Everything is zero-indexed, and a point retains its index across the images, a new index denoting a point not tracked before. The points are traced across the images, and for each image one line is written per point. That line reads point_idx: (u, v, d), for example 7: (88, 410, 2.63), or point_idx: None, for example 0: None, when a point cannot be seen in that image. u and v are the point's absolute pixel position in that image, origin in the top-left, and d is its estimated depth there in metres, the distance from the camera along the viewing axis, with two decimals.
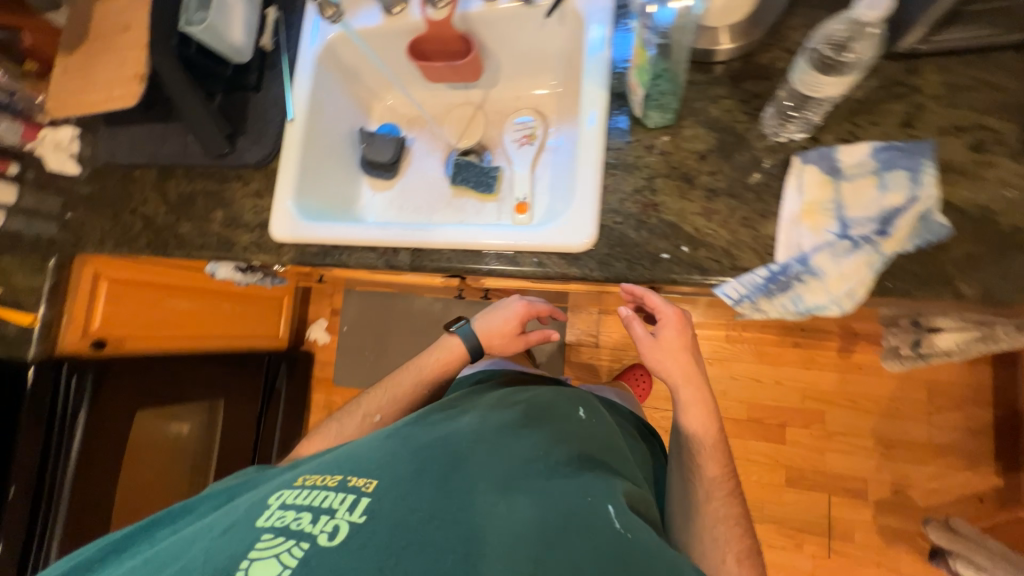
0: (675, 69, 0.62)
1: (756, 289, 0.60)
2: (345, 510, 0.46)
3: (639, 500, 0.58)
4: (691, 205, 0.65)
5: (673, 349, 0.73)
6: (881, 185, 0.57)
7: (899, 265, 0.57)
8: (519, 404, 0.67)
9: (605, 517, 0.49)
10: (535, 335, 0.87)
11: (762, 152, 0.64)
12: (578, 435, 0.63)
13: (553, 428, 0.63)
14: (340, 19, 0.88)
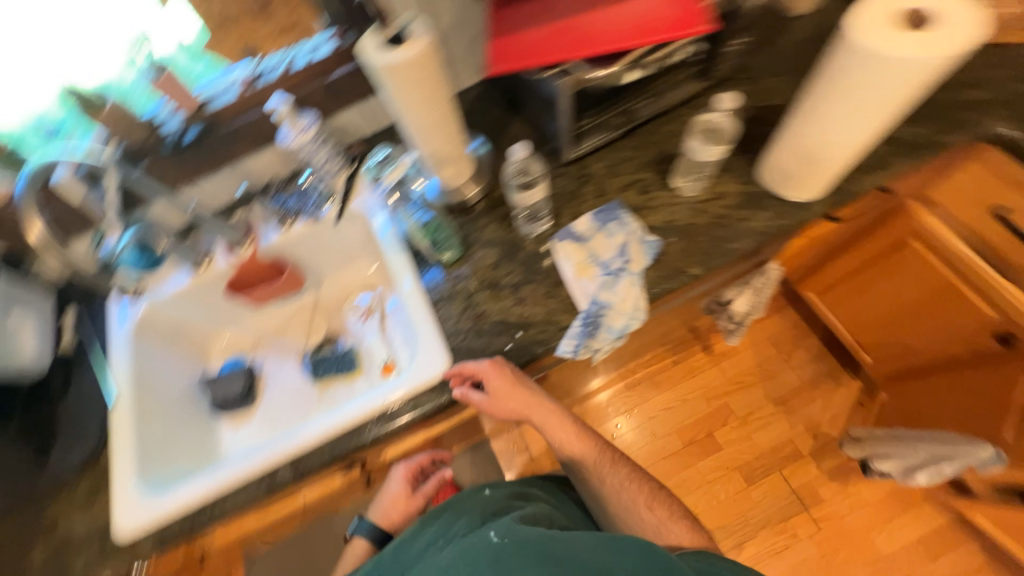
0: (439, 221, 0.86)
1: (580, 336, 0.75)
2: None
3: (535, 516, 0.74)
4: (506, 302, 0.81)
5: (509, 395, 0.76)
6: (608, 235, 0.81)
7: (649, 274, 0.78)
8: (448, 504, 0.83)
9: (487, 541, 0.66)
10: (427, 487, 1.02)
11: (532, 245, 0.84)
12: (476, 506, 0.79)
13: (455, 512, 0.79)
14: (147, 292, 0.93)
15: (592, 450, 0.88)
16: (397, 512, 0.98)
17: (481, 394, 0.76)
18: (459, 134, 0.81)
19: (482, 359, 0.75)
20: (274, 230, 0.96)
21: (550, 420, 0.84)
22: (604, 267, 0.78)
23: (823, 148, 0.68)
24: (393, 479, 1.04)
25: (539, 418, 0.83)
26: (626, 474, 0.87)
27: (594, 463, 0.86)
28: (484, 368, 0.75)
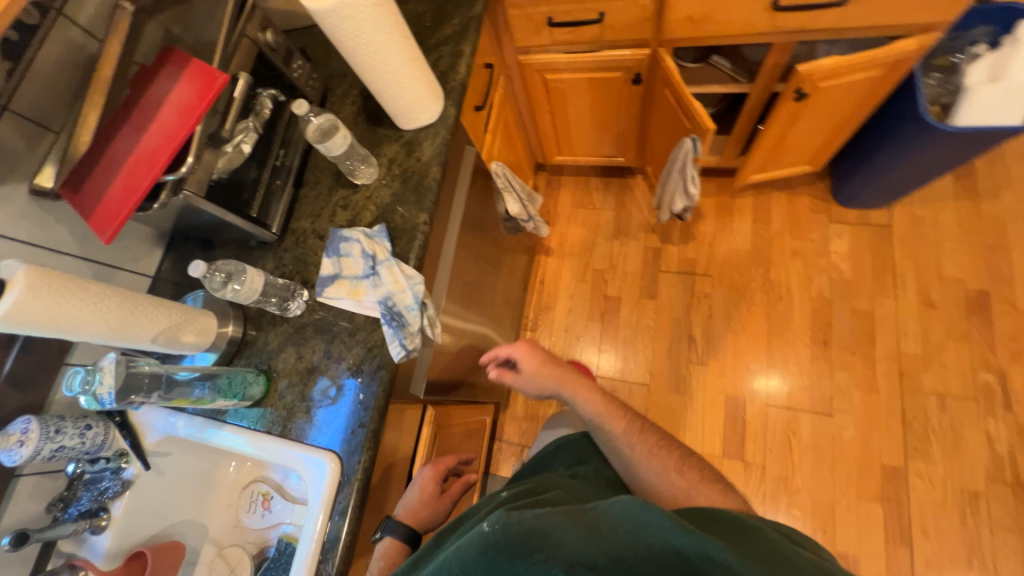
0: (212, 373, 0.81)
1: (394, 332, 0.79)
2: None
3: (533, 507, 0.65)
4: (333, 371, 0.82)
5: (540, 368, 0.93)
6: (348, 255, 0.87)
7: (402, 245, 0.86)
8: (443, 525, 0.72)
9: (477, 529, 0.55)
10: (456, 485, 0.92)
11: (312, 317, 0.87)
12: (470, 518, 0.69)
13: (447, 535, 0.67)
14: None
15: (627, 417, 0.88)
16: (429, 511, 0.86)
17: (514, 374, 0.94)
18: (162, 302, 0.79)
19: (515, 342, 0.94)
20: (101, 535, 0.84)
21: (588, 388, 0.91)
22: (366, 274, 0.84)
23: (394, 80, 0.82)
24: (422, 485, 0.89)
25: (574, 386, 0.91)
26: (651, 440, 0.86)
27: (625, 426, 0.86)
28: (518, 349, 0.94)
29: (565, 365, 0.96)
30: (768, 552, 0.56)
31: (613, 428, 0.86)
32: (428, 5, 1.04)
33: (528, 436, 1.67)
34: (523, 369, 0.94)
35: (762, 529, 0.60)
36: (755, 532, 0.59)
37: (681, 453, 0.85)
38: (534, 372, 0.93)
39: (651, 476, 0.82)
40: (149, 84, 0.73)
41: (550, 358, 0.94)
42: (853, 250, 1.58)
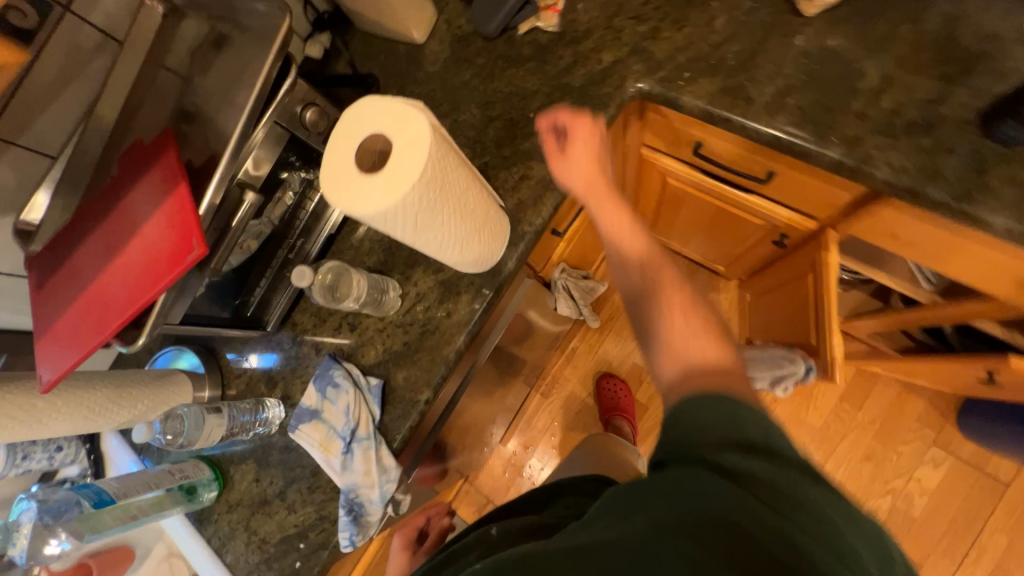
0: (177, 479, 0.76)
1: (347, 527, 0.69)
2: None
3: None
4: (280, 514, 0.76)
5: (584, 165, 0.60)
6: (332, 402, 0.74)
7: (392, 418, 0.73)
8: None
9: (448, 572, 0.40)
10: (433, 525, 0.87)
11: (280, 441, 0.78)
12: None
13: None
14: None
15: (667, 260, 0.55)
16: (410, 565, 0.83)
17: (555, 146, 0.62)
18: (121, 390, 0.70)
19: (577, 114, 0.59)
20: None
21: (615, 198, 0.58)
22: (342, 439, 0.71)
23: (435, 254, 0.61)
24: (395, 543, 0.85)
25: (615, 226, 0.57)
26: (711, 309, 0.52)
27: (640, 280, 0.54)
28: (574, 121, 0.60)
29: (607, 145, 0.61)
30: (734, 477, 0.39)
31: (623, 248, 0.57)
32: (542, 84, 0.76)
33: (498, 489, 1.67)
34: (558, 163, 0.61)
35: (744, 365, 0.47)
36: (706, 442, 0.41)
37: (698, 293, 0.52)
38: (560, 168, 0.61)
39: (669, 320, 0.50)
40: (121, 185, 0.56)
41: (585, 149, 0.60)
42: (940, 486, 1.29)
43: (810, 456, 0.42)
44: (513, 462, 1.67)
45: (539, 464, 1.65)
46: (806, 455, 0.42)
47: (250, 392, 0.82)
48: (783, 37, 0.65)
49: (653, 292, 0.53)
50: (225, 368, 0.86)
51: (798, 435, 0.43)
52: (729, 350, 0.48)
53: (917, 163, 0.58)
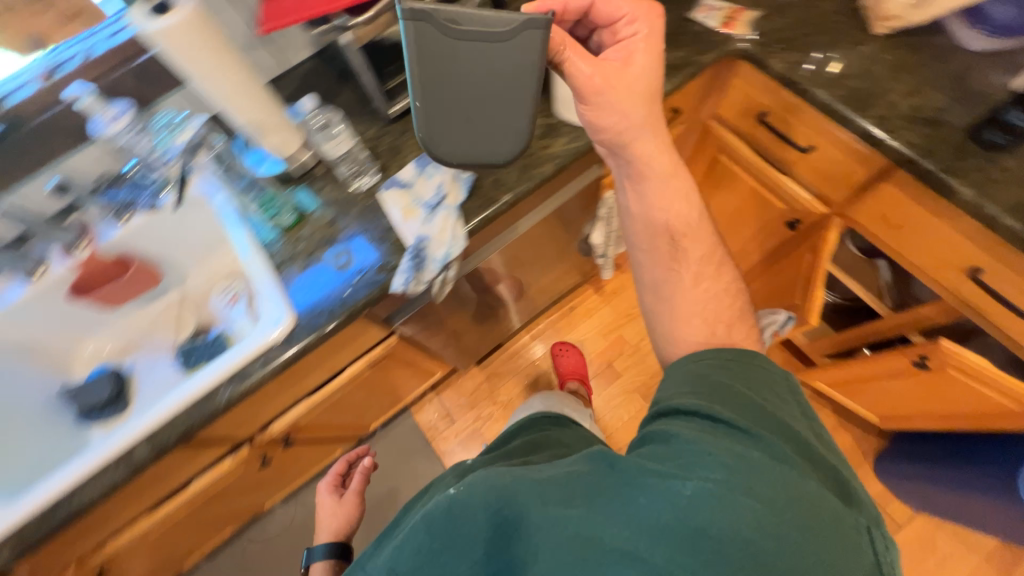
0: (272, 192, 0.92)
1: (408, 269, 0.83)
2: None
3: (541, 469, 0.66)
4: (344, 253, 0.87)
5: (626, 86, 0.70)
6: (428, 178, 0.88)
7: (470, 207, 0.87)
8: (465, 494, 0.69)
9: None
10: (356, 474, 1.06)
11: (365, 201, 0.91)
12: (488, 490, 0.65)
13: None
14: None
15: (689, 224, 0.74)
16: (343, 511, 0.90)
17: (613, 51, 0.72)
18: (272, 98, 0.83)
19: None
20: (113, 226, 0.95)
21: (669, 199, 0.74)
22: (428, 205, 0.86)
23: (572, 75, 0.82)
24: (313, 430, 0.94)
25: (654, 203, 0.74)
26: (712, 256, 0.75)
27: (665, 255, 0.74)
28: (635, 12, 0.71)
29: (661, 41, 0.73)
30: (722, 417, 0.56)
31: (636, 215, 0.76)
32: (671, 22, 0.99)
33: (459, 409, 1.75)
34: (639, 184, 0.75)
35: (727, 383, 0.61)
36: (691, 398, 0.59)
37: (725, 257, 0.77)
38: (597, 111, 0.71)
39: (671, 317, 0.73)
40: None
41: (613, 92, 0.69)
42: None
43: (772, 422, 0.57)
44: (482, 389, 1.76)
45: (505, 400, 1.74)
46: (776, 423, 0.57)
47: None
48: (853, 44, 0.90)
49: (678, 239, 0.74)
50: None
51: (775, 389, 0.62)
52: (708, 356, 0.65)
53: (924, 142, 0.80)
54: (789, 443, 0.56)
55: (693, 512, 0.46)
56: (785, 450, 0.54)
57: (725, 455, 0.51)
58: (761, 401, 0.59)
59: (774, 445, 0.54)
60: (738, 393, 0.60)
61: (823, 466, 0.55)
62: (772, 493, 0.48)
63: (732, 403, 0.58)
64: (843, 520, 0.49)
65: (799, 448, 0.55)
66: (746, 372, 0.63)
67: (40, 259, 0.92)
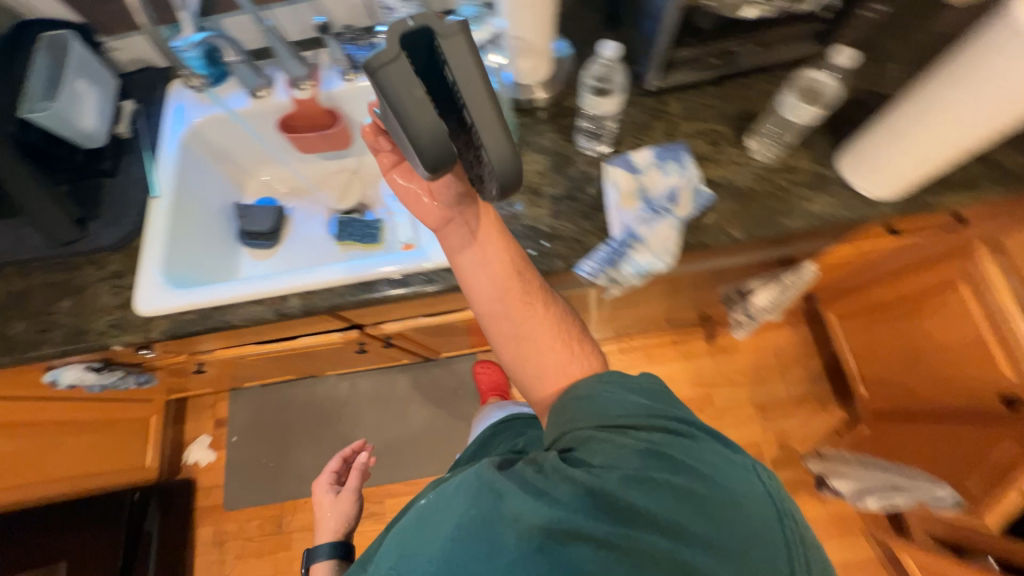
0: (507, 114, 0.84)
1: (602, 260, 0.76)
2: None
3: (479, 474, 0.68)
4: (542, 210, 0.80)
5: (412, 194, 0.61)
6: (662, 173, 0.78)
7: (693, 224, 0.76)
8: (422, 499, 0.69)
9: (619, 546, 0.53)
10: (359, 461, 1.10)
11: (584, 166, 0.83)
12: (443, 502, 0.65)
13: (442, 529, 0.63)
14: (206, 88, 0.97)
15: (530, 300, 0.65)
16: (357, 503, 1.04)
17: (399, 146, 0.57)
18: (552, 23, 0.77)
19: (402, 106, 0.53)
20: (336, 79, 0.96)
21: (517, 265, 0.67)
22: (652, 204, 0.76)
23: (916, 134, 0.65)
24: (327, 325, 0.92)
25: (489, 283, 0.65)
26: (555, 348, 0.64)
27: (518, 300, 0.64)
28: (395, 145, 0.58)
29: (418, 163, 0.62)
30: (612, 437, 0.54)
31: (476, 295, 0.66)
32: None
33: None
34: (461, 251, 0.66)
35: (610, 396, 0.58)
36: (581, 420, 0.57)
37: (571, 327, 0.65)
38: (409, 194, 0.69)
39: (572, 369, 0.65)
40: None
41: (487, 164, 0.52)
42: None
43: (641, 415, 0.57)
44: None
45: None
46: (645, 409, 0.57)
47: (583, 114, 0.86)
48: None
49: (529, 310, 0.64)
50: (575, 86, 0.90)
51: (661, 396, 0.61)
52: (581, 391, 0.59)
53: None
54: (659, 424, 0.56)
55: (578, 524, 0.47)
56: (667, 436, 0.55)
57: (591, 471, 0.52)
58: (621, 389, 0.59)
59: (641, 438, 0.55)
60: (612, 400, 0.58)
61: (700, 428, 0.57)
62: (674, 483, 0.50)
63: (621, 409, 0.57)
64: (729, 464, 0.54)
65: (670, 426, 0.56)
66: (606, 378, 0.60)
67: (268, 82, 0.96)
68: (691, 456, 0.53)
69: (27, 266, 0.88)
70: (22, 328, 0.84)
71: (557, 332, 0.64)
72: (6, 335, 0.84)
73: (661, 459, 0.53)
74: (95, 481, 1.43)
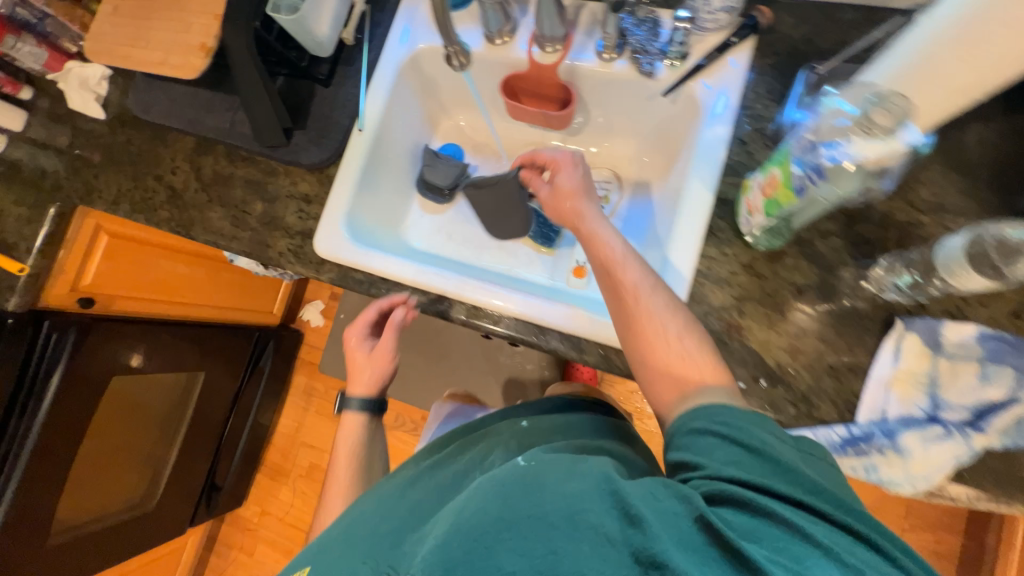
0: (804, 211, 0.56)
1: (830, 447, 0.58)
2: None
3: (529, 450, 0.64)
4: (777, 338, 0.63)
5: (564, 192, 0.73)
6: (983, 376, 0.55)
7: (980, 460, 0.56)
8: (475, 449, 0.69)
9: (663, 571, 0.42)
10: (396, 296, 0.78)
11: (862, 305, 0.61)
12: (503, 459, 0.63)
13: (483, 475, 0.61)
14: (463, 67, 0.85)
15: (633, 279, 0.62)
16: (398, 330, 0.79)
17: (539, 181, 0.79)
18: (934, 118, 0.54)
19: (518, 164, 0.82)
20: (589, 52, 0.76)
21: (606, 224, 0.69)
22: (942, 410, 0.55)
23: None
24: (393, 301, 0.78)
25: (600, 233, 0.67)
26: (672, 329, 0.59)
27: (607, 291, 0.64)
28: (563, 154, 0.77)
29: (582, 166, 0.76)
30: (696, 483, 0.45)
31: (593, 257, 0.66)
32: None
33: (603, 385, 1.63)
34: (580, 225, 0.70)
35: (689, 435, 0.52)
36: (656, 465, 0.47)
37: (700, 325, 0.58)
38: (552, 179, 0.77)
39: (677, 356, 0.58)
40: None
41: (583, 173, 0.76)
42: None
43: (726, 452, 0.48)
44: None
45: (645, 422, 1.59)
46: (731, 448, 0.48)
47: (897, 231, 0.62)
48: None
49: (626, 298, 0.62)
50: (903, 184, 0.63)
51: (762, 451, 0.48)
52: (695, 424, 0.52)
53: None
54: (750, 467, 0.46)
55: (650, 544, 0.38)
56: (757, 503, 0.43)
57: (667, 501, 0.42)
58: (715, 419, 0.51)
59: (723, 487, 0.45)
60: (691, 437, 0.52)
61: (813, 501, 0.44)
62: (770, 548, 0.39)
63: (719, 457, 0.48)
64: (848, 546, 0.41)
65: (766, 482, 0.45)
66: (695, 409, 0.54)
67: (512, 28, 0.79)
68: (789, 524, 0.41)
69: (235, 153, 0.91)
70: (220, 214, 0.89)
71: (678, 322, 0.59)
72: (206, 214, 0.90)
73: (749, 515, 0.43)
74: (234, 316, 1.57)
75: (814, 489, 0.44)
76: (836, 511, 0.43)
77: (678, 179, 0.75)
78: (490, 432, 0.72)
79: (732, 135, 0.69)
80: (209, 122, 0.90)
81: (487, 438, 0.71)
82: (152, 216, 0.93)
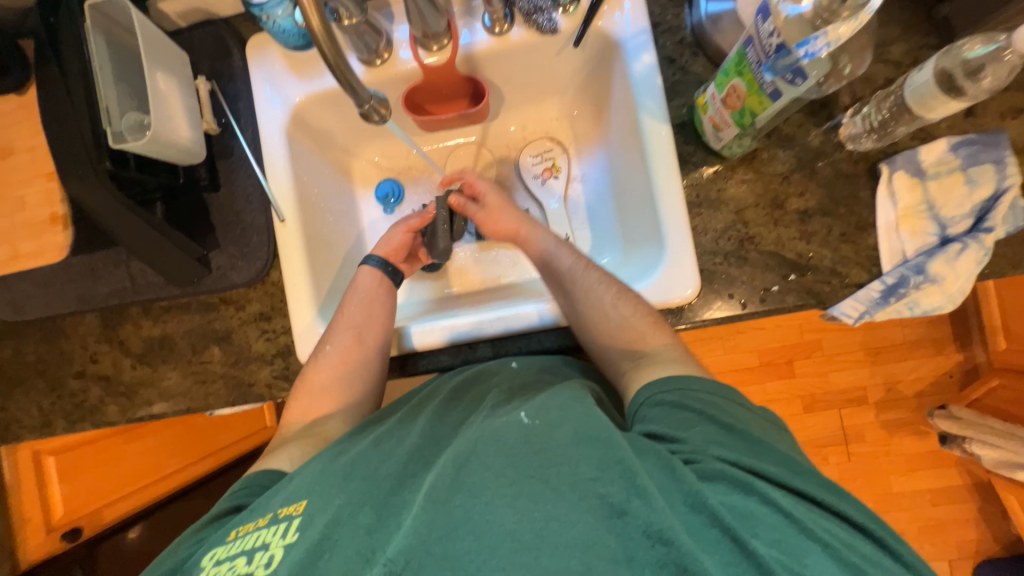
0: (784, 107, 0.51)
1: (874, 303, 0.61)
2: (278, 537, 0.45)
3: (525, 383, 0.60)
4: (787, 231, 0.64)
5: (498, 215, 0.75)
6: (966, 181, 0.59)
7: (994, 253, 0.59)
8: (469, 380, 0.64)
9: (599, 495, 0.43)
10: (363, 276, 0.73)
11: (844, 165, 0.63)
12: (498, 388, 0.59)
13: (478, 399, 0.59)
14: (381, 56, 0.70)
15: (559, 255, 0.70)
16: (405, 252, 0.77)
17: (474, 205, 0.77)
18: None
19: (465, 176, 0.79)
20: (480, 31, 0.69)
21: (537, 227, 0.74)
22: (941, 227, 0.59)
23: None
24: (336, 322, 0.69)
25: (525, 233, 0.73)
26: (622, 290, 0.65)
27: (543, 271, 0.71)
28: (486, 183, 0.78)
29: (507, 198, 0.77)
30: (682, 433, 0.48)
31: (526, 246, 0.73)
32: None
33: None
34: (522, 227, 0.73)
35: (657, 405, 0.53)
36: (657, 423, 0.51)
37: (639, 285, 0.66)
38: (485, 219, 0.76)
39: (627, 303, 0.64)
40: None
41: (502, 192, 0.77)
42: None
43: (708, 429, 0.48)
44: None
45: None
46: (714, 427, 0.49)
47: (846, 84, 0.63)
48: None
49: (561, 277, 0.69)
50: None
51: (733, 432, 0.48)
52: (669, 395, 0.53)
53: None
54: (735, 447, 0.46)
55: (657, 519, 0.38)
56: (737, 474, 0.43)
57: (659, 476, 0.43)
58: (682, 390, 0.52)
59: (712, 462, 0.45)
60: (660, 408, 0.52)
61: (787, 479, 0.44)
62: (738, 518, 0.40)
63: (703, 429, 0.48)
64: (811, 522, 0.41)
65: (759, 464, 0.45)
66: (662, 378, 0.55)
67: (386, 42, 0.70)
68: (755, 498, 0.42)
69: (154, 308, 0.77)
70: (175, 378, 0.77)
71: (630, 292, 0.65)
72: (160, 386, 0.77)
73: (742, 494, 0.42)
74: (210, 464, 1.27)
75: (798, 470, 0.45)
76: (826, 494, 0.44)
77: (623, 120, 0.71)
78: (489, 372, 0.64)
79: (658, 58, 0.66)
80: (100, 289, 0.75)
81: (479, 382, 0.63)
82: (96, 418, 0.78)
